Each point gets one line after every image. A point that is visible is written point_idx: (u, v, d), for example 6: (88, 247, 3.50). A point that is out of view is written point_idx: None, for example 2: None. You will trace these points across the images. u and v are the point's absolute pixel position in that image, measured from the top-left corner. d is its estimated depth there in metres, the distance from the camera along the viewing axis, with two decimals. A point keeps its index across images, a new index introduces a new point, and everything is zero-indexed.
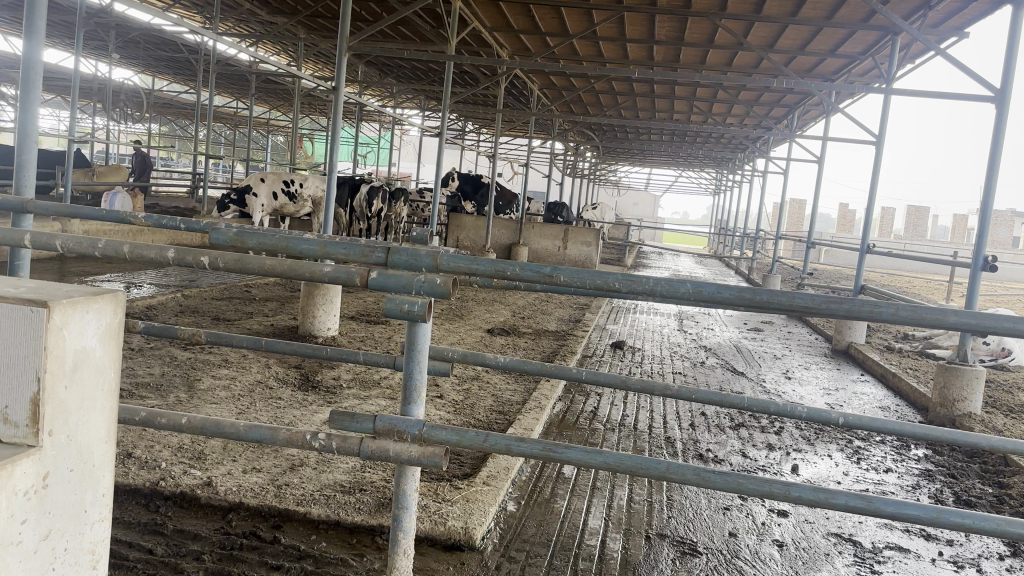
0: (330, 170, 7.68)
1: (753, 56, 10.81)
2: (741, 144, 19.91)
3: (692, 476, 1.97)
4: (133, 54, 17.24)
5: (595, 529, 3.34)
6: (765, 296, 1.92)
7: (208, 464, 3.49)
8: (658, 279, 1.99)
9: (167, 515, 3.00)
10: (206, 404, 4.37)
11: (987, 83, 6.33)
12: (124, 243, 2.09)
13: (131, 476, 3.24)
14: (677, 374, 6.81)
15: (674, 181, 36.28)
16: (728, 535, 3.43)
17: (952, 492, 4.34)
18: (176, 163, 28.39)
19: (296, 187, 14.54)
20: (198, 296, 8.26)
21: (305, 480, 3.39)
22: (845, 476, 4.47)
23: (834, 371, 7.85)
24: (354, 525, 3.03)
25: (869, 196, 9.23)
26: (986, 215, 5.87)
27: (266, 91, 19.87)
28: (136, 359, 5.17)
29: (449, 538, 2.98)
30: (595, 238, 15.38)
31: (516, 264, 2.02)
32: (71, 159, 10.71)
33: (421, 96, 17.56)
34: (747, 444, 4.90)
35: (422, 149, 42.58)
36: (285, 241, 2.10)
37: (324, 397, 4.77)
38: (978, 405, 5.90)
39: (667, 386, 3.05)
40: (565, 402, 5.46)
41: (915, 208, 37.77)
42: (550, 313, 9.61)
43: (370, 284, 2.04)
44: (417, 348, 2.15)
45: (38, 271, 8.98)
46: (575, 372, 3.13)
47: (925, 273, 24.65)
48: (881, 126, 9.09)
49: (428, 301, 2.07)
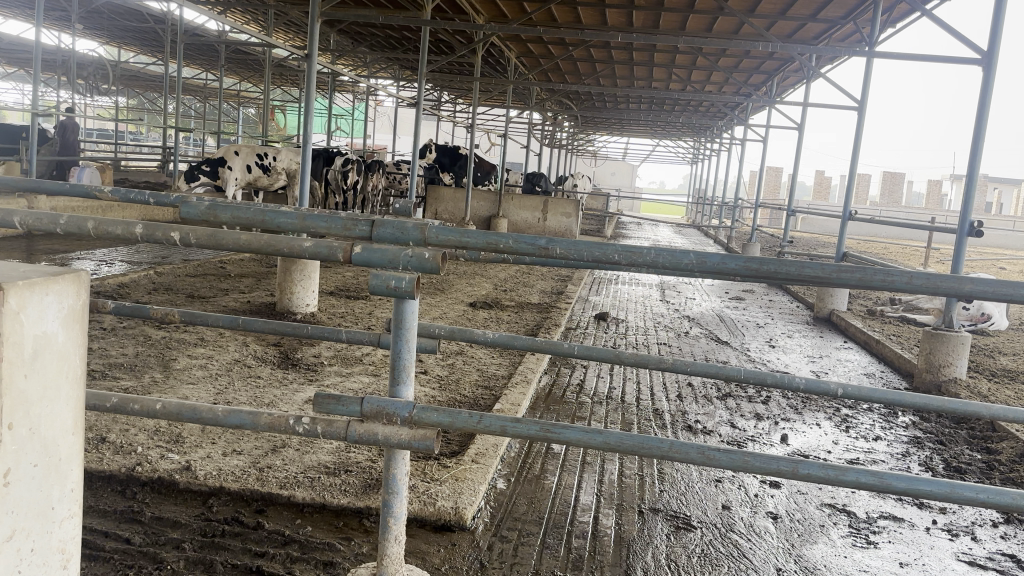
0: (305, 142, 7.43)
1: (733, 22, 10.67)
2: (720, 111, 19.81)
3: (696, 455, 1.89)
4: (97, 24, 16.71)
5: (588, 505, 3.26)
6: (772, 266, 1.82)
7: (186, 448, 3.36)
8: (660, 250, 1.89)
9: (144, 502, 2.88)
10: (182, 384, 4.23)
11: (972, 44, 6.24)
12: (88, 219, 1.95)
13: (105, 462, 3.11)
14: (662, 345, 6.76)
15: (652, 151, 36.23)
16: (722, 508, 3.38)
17: (942, 459, 4.34)
18: (146, 137, 27.79)
19: (269, 160, 14.26)
20: (171, 273, 8.07)
21: (288, 462, 3.28)
22: (835, 445, 4.44)
23: (818, 338, 7.85)
24: (341, 507, 2.94)
25: (851, 163, 9.19)
26: (973, 179, 5.82)
27: (236, 62, 19.41)
28: (108, 339, 5.01)
29: (439, 519, 2.90)
30: (576, 209, 15.41)
31: (509, 237, 1.90)
32: (36, 134, 10.39)
33: (396, 66, 17.25)
34: (735, 414, 4.86)
35: (398, 121, 42.16)
36: (261, 215, 1.96)
37: (305, 375, 4.66)
38: (963, 370, 5.91)
39: (661, 358, 2.95)
40: (551, 375, 5.40)
41: (891, 174, 38.02)
42: (532, 285, 9.52)
43: (353, 259, 1.91)
44: (404, 326, 2.04)
45: (6, 251, 8.74)
46: (566, 347, 3.02)
47: (902, 239, 24.86)
48: (863, 91, 9.02)
49: (417, 277, 1.97)
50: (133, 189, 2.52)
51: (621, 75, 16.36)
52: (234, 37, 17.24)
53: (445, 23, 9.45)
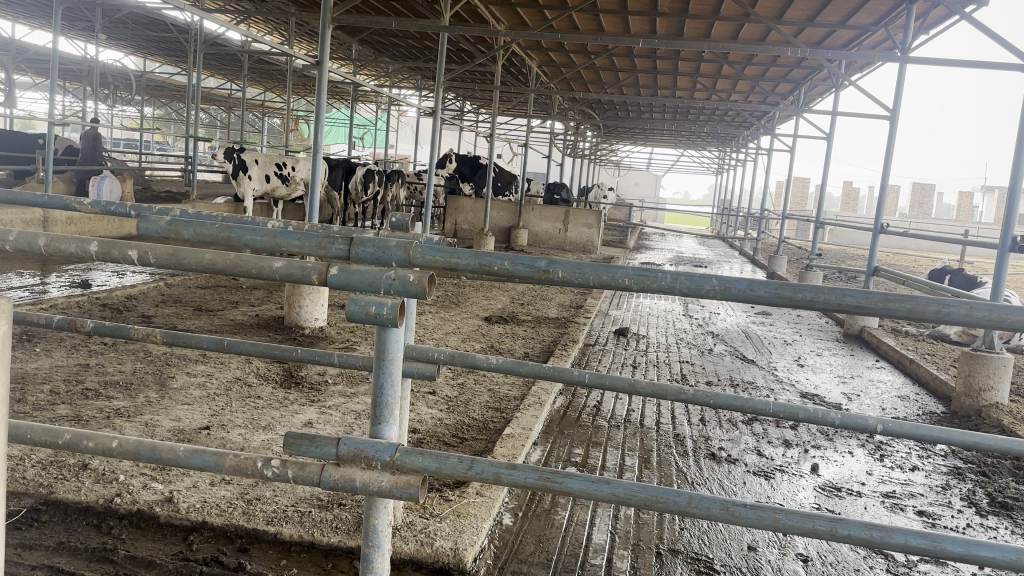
0: (314, 149, 7.20)
1: (760, 29, 10.39)
2: (747, 121, 19.46)
3: (719, 511, 1.64)
4: (120, 34, 16.79)
5: (601, 545, 3.01)
6: (809, 293, 1.57)
7: (172, 476, 3.15)
8: (678, 274, 1.65)
9: (120, 539, 2.67)
10: (178, 405, 4.03)
11: (1014, 50, 5.91)
12: (38, 235, 1.72)
13: (83, 492, 2.91)
14: (685, 363, 6.48)
15: (676, 162, 35.90)
16: (748, 549, 3.10)
17: (986, 493, 4.01)
18: (171, 146, 27.95)
19: (288, 170, 14.14)
20: (182, 285, 7.96)
21: (278, 494, 3.06)
22: (870, 476, 4.14)
23: (848, 357, 7.51)
24: (330, 547, 2.70)
25: (884, 174, 8.83)
26: (1016, 192, 5.48)
27: (258, 71, 19.46)
28: (106, 355, 4.86)
29: (437, 561, 2.65)
30: (598, 220, 15.09)
31: (504, 257, 1.66)
32: (52, 143, 10.17)
33: (416, 75, 17.15)
34: (762, 440, 4.57)
35: (419, 130, 42.26)
36: (226, 231, 1.74)
37: (308, 395, 4.44)
38: (1005, 394, 5.57)
39: (680, 388, 2.66)
40: (567, 397, 5.15)
41: (919, 185, 37.33)
42: (550, 299, 9.27)
43: (329, 282, 1.69)
44: (387, 357, 1.78)
45: (21, 262, 8.67)
46: (576, 374, 2.76)
47: (934, 252, 24.37)
48: (895, 100, 8.68)
49: (401, 303, 1.72)
50: (112, 201, 2.33)
51: (645, 84, 16.12)
52: (255, 47, 17.22)
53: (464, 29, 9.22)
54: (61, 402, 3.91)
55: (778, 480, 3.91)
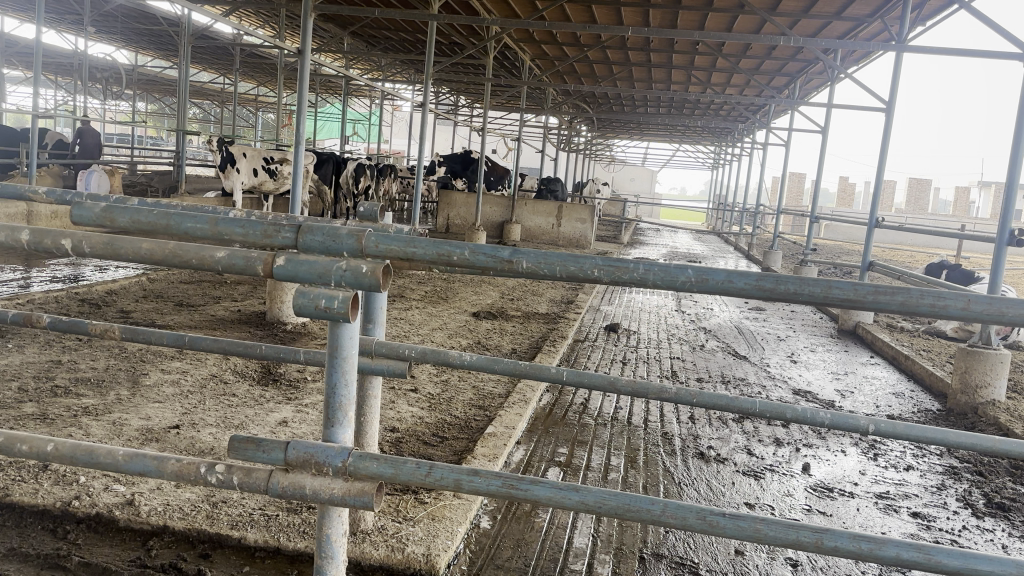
0: (297, 140, 7.04)
1: (754, 20, 10.25)
2: (742, 115, 19.30)
3: (697, 521, 1.52)
4: (110, 27, 16.59)
5: (581, 549, 2.89)
6: (792, 285, 1.44)
7: (135, 479, 3.02)
8: (651, 265, 1.53)
9: (75, 544, 2.55)
10: (149, 403, 3.90)
11: (1013, 38, 5.79)
12: None
13: (40, 495, 2.78)
14: (675, 359, 6.37)
15: (672, 155, 35.77)
16: (735, 553, 2.98)
17: (983, 493, 3.90)
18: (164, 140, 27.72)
19: (276, 164, 13.97)
20: (165, 280, 7.82)
21: (245, 497, 2.93)
22: (863, 476, 4.03)
23: (842, 354, 7.40)
24: (297, 553, 2.58)
25: (879, 167, 8.70)
26: (1015, 184, 5.35)
27: (249, 65, 19.30)
28: (79, 351, 4.73)
29: (407, 568, 2.52)
30: (591, 214, 14.94)
31: (463, 247, 1.54)
32: (38, 135, 10.04)
33: (408, 69, 16.99)
34: (753, 439, 4.45)
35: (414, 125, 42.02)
36: (165, 218, 1.59)
37: (285, 393, 4.31)
38: (1002, 391, 5.46)
39: (662, 387, 2.53)
40: (553, 394, 5.03)
41: (915, 181, 37.17)
42: (540, 295, 9.09)
43: (275, 274, 1.56)
44: (340, 355, 1.65)
45: (2, 257, 8.52)
46: (554, 371, 2.62)
47: (931, 248, 24.24)
48: (891, 92, 8.56)
49: (355, 296, 1.58)
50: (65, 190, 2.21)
51: (640, 77, 15.98)
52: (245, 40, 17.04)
53: (455, 21, 9.08)
54: (28, 400, 3.77)
55: (769, 480, 3.79)
